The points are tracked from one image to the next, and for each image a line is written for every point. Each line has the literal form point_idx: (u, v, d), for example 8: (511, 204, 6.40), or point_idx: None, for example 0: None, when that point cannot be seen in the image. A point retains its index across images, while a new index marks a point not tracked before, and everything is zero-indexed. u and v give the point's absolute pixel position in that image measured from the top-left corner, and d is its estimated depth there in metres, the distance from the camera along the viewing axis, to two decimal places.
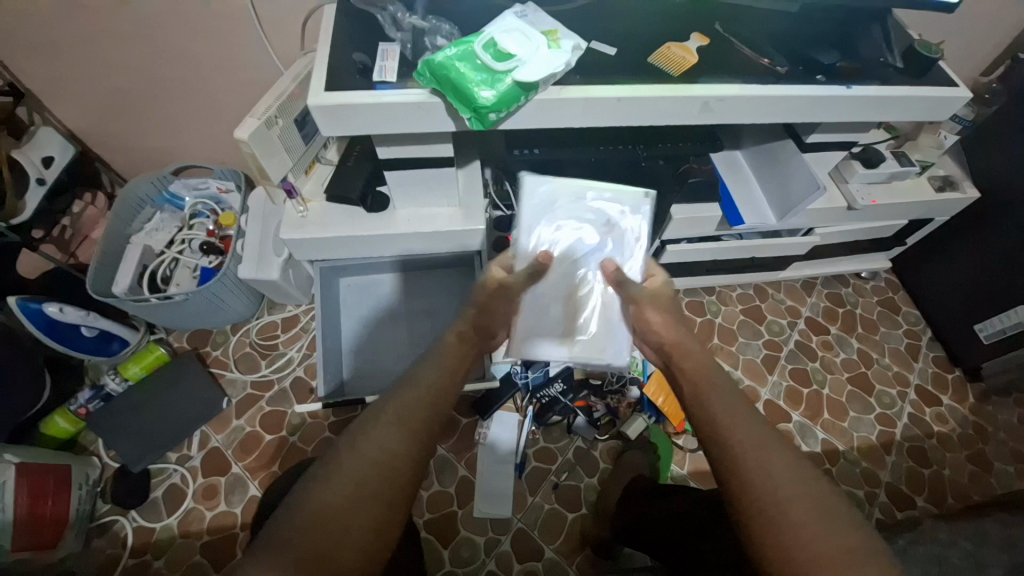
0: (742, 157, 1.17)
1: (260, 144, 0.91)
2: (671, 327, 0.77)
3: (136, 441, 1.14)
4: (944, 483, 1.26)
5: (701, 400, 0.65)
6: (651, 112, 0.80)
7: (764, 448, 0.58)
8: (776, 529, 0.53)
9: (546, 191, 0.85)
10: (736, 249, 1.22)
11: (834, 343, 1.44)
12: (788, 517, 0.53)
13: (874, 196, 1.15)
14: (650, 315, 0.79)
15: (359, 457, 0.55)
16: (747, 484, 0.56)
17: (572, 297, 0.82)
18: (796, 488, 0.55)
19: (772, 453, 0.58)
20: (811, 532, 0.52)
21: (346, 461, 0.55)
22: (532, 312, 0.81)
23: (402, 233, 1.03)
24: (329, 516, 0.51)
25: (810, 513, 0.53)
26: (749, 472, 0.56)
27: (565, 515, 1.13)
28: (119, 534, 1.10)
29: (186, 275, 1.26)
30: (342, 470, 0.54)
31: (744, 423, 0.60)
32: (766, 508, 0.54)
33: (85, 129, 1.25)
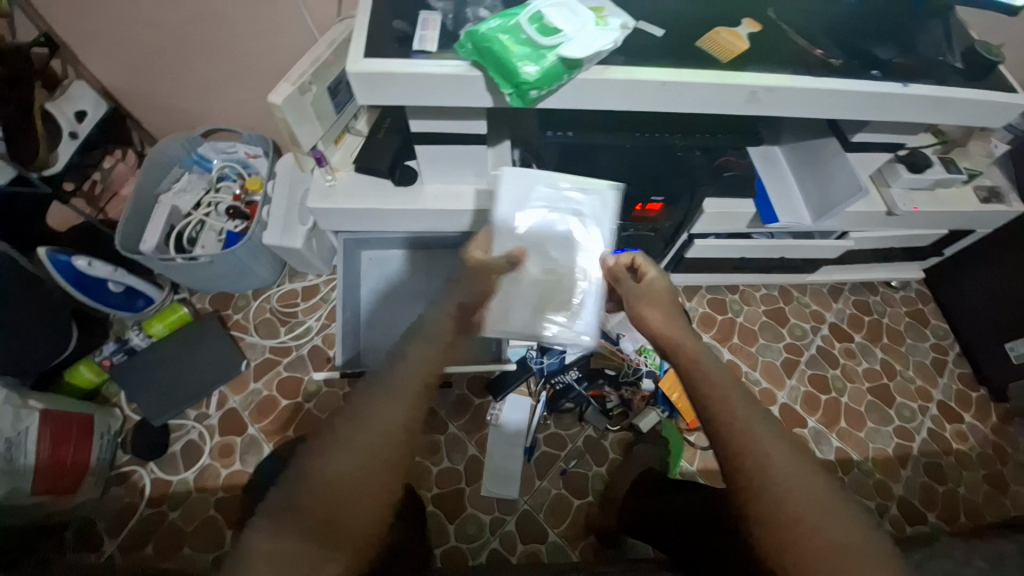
0: (781, 153, 1.13)
1: (293, 110, 0.90)
2: (671, 323, 0.73)
3: (157, 396, 1.18)
4: (956, 501, 1.24)
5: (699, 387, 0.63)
6: (697, 98, 0.77)
7: (763, 436, 0.57)
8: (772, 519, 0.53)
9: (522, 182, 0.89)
10: (766, 248, 1.19)
11: (857, 352, 1.41)
12: (787, 506, 0.53)
13: (915, 202, 1.11)
14: (654, 306, 0.76)
15: (365, 431, 0.55)
16: (745, 471, 0.55)
17: (545, 285, 0.92)
18: (794, 478, 0.54)
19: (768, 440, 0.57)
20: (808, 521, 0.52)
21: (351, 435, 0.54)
22: (506, 296, 0.90)
23: (429, 209, 1.02)
24: (338, 486, 0.52)
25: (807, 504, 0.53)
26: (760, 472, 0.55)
27: (571, 501, 1.14)
28: (137, 485, 1.13)
29: (211, 238, 1.26)
30: (348, 443, 0.54)
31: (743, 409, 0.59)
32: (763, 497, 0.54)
33: (119, 86, 1.25)
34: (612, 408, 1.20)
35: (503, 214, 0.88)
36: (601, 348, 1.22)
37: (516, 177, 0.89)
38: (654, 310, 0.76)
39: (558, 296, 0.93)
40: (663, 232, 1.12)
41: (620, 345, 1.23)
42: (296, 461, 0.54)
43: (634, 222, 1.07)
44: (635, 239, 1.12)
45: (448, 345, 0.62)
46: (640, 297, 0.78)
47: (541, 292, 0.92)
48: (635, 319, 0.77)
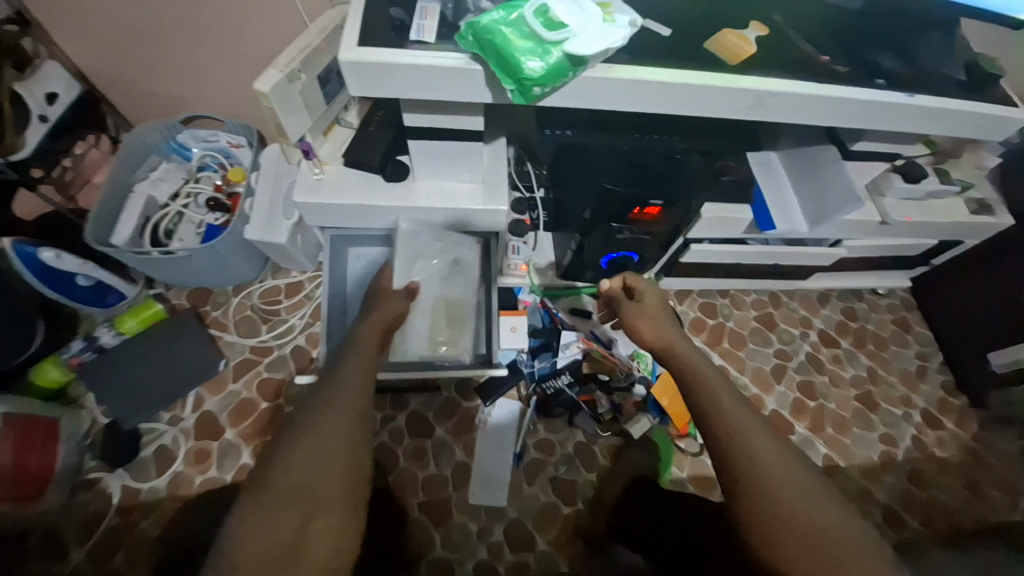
0: (777, 159, 1.11)
1: (280, 100, 0.85)
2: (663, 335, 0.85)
3: (127, 398, 1.13)
4: (936, 506, 1.25)
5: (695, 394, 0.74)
6: (702, 102, 0.75)
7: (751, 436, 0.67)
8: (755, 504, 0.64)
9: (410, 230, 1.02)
10: (759, 254, 1.18)
11: (844, 358, 1.40)
12: (772, 493, 0.64)
13: (909, 213, 1.12)
14: (646, 322, 0.88)
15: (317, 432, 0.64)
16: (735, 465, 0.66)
17: (438, 315, 0.99)
18: (779, 469, 0.65)
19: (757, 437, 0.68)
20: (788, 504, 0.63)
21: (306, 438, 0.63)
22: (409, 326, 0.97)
23: (421, 207, 0.99)
24: (299, 469, 0.61)
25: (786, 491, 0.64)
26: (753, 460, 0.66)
27: (560, 508, 1.11)
28: (105, 491, 1.08)
29: (190, 230, 1.20)
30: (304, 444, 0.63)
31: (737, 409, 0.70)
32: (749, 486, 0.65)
33: (93, 68, 1.18)
34: (603, 414, 1.17)
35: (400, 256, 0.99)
36: (592, 353, 1.19)
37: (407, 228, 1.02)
38: (649, 326, 0.87)
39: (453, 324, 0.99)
40: (660, 234, 1.07)
41: (613, 349, 1.20)
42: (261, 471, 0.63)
43: (630, 223, 1.03)
44: (630, 242, 1.09)
45: (378, 354, 0.76)
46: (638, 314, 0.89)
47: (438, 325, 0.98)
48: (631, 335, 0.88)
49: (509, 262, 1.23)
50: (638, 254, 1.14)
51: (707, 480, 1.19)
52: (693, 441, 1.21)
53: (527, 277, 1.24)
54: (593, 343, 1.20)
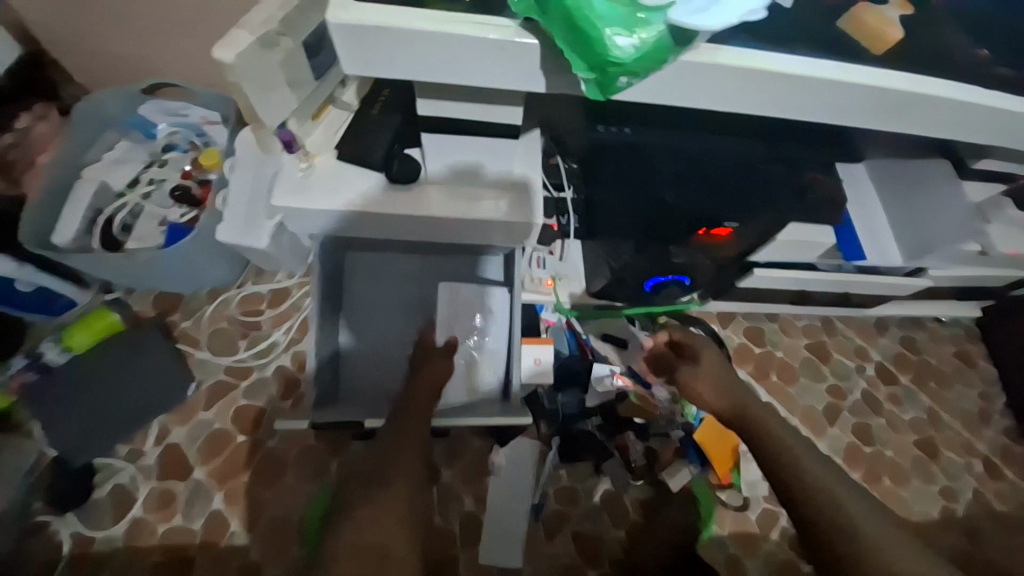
0: (868, 175, 0.91)
1: (252, 75, 0.63)
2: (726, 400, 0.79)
3: (75, 429, 0.94)
4: (998, 572, 1.12)
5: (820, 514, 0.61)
6: (834, 109, 0.55)
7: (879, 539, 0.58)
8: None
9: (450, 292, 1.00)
10: (831, 283, 0.98)
11: (902, 397, 1.26)
12: None
13: (1016, 245, 0.91)
14: (705, 386, 0.82)
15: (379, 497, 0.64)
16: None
17: (474, 369, 0.97)
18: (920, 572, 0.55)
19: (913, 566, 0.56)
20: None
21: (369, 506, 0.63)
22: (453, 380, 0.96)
23: (434, 218, 0.78)
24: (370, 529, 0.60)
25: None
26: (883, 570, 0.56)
27: (585, 570, 0.97)
28: (53, 539, 0.91)
29: (152, 227, 0.99)
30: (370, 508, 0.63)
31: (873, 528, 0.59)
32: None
33: (29, 22, 0.95)
34: (635, 462, 1.02)
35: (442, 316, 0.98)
36: (629, 392, 1.01)
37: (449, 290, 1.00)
38: (709, 386, 0.82)
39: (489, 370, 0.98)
40: (722, 258, 0.89)
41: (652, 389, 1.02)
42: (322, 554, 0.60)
43: (690, 245, 0.85)
44: (686, 266, 0.91)
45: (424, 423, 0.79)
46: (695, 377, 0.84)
47: (470, 367, 0.97)
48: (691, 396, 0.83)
49: (531, 275, 1.03)
50: (691, 278, 0.95)
51: (750, 539, 1.03)
52: (737, 494, 1.04)
53: (554, 294, 1.03)
54: (630, 380, 1.02)
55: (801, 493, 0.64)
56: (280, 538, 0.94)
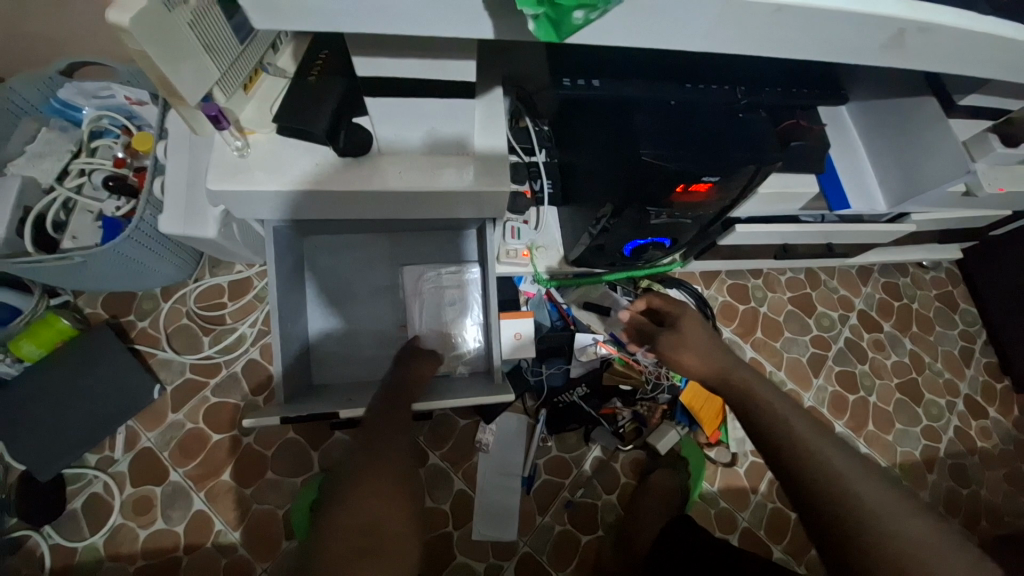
0: (850, 116, 0.89)
1: (155, 39, 0.53)
2: (710, 362, 0.69)
3: (33, 443, 0.88)
4: (980, 505, 1.16)
5: (815, 489, 0.52)
6: (824, 42, 0.49)
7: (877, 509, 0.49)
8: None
9: (418, 276, 1.00)
10: (814, 234, 0.95)
11: (886, 343, 1.26)
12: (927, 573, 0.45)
13: (1001, 182, 0.87)
14: (683, 354, 0.72)
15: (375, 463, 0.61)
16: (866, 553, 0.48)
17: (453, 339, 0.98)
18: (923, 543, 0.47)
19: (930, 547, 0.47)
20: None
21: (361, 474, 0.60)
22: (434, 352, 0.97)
23: (391, 192, 0.71)
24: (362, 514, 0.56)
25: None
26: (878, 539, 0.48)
27: (579, 537, 0.97)
28: (35, 552, 0.88)
29: (85, 223, 0.91)
30: (364, 473, 0.60)
31: (878, 500, 0.50)
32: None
33: None
34: (623, 427, 1.01)
35: (416, 297, 1.00)
36: (613, 359, 1.00)
37: (412, 274, 1.01)
38: (694, 353, 0.72)
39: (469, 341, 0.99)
40: (704, 216, 0.85)
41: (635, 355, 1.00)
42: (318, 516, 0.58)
43: (670, 206, 0.78)
44: (665, 228, 0.86)
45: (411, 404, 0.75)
46: (674, 341, 0.74)
47: (446, 339, 0.98)
48: (675, 367, 0.73)
49: (507, 247, 0.98)
50: (671, 240, 0.92)
51: (739, 492, 1.05)
52: (725, 450, 1.05)
53: (532, 264, 0.99)
54: (613, 348, 1.00)
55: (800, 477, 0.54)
56: (269, 533, 0.92)
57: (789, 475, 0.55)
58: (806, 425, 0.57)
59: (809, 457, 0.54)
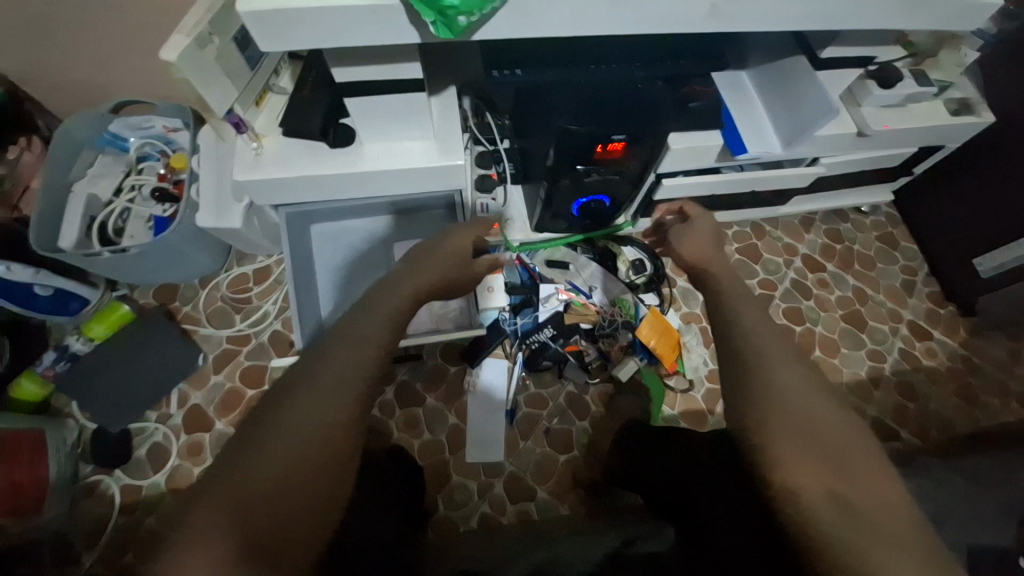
0: (748, 78, 1.06)
1: (194, 70, 0.76)
2: (702, 250, 0.81)
3: (109, 404, 1.10)
4: (928, 415, 1.28)
5: (747, 364, 0.58)
6: (659, 21, 0.69)
7: (796, 403, 0.54)
8: (840, 514, 0.48)
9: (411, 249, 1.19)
10: (735, 182, 1.13)
11: (830, 281, 1.41)
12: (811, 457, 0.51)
13: (886, 121, 1.04)
14: (686, 241, 0.84)
15: (284, 454, 0.53)
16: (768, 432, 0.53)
17: (439, 317, 1.17)
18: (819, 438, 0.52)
19: (829, 422, 0.54)
20: (879, 522, 0.47)
21: (269, 464, 0.53)
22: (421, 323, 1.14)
23: (373, 172, 0.92)
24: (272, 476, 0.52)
25: (869, 496, 0.49)
26: (787, 425, 0.53)
27: (557, 457, 1.14)
28: (107, 494, 1.08)
29: (139, 226, 1.14)
30: (274, 463, 0.53)
31: (792, 390, 0.55)
32: (821, 495, 0.49)
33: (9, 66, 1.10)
34: (590, 363, 1.19)
35: None
36: (573, 303, 1.20)
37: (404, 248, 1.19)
38: (691, 243, 0.84)
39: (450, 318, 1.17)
40: (631, 172, 1.02)
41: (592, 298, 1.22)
42: (220, 457, 0.54)
43: (595, 164, 0.97)
44: (600, 185, 1.04)
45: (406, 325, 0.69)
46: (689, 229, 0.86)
47: (434, 315, 1.16)
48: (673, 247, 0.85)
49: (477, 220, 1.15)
50: (610, 197, 1.09)
51: (698, 414, 1.20)
52: (682, 378, 1.22)
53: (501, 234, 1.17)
54: (572, 294, 1.21)
55: (744, 350, 0.60)
56: None
57: (745, 355, 0.59)
58: (764, 335, 0.61)
59: (761, 354, 0.59)
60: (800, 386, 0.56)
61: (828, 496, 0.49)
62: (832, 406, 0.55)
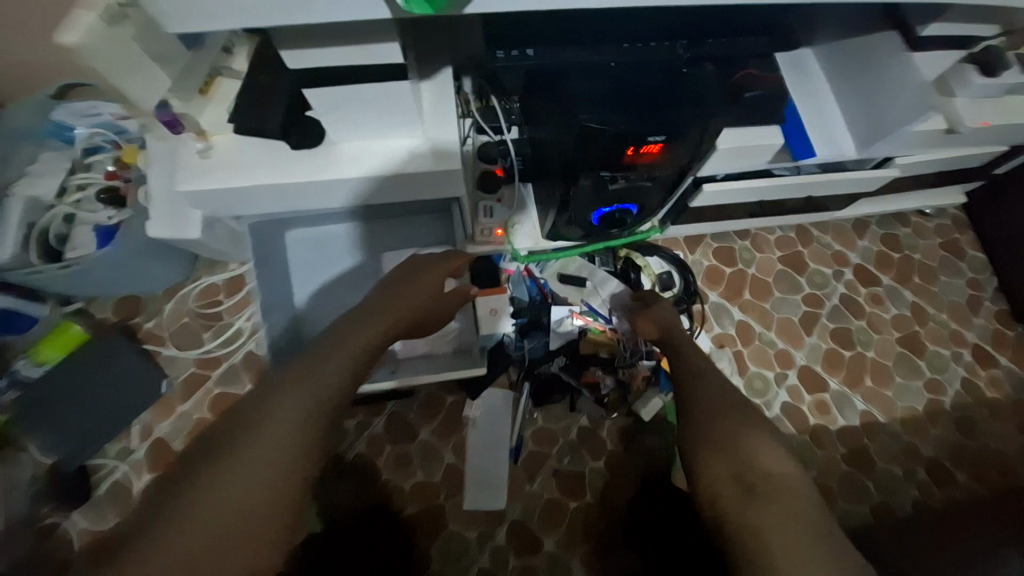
0: (813, 58, 0.86)
1: (103, 57, 0.59)
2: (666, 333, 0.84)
3: (65, 434, 0.97)
4: (990, 457, 1.12)
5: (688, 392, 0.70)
6: None
7: (720, 409, 0.65)
8: (749, 502, 0.54)
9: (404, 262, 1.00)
10: (794, 187, 0.92)
11: (884, 297, 1.22)
12: (736, 445, 0.59)
13: (985, 116, 0.82)
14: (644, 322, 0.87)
15: (279, 435, 0.54)
16: (696, 431, 0.63)
17: (438, 341, 1.02)
18: (737, 427, 0.62)
19: (739, 420, 0.63)
20: (785, 501, 0.53)
21: (262, 449, 0.53)
22: (414, 346, 1.01)
23: (346, 179, 0.74)
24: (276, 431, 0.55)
25: (768, 477, 0.56)
26: (713, 424, 0.63)
27: (567, 504, 1.00)
28: (66, 537, 0.98)
29: (85, 234, 0.97)
30: (272, 421, 0.55)
31: (716, 403, 0.66)
32: (730, 483, 0.56)
33: None
34: (607, 396, 1.03)
35: None
36: (589, 329, 1.02)
37: None
38: (651, 323, 0.87)
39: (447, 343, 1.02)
40: (664, 176, 0.82)
41: (613, 323, 1.03)
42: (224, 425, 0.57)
43: (625, 168, 0.77)
44: (629, 192, 0.84)
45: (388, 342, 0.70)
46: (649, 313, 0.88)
47: (432, 339, 1.02)
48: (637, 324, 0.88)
49: (480, 227, 0.95)
50: (638, 206, 0.90)
51: None
52: None
53: (507, 243, 0.99)
54: (589, 318, 1.03)
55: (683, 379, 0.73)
56: None
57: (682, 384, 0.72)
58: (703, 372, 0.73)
59: (690, 383, 0.71)
60: (717, 397, 0.67)
61: (736, 486, 0.55)
62: (747, 414, 0.64)
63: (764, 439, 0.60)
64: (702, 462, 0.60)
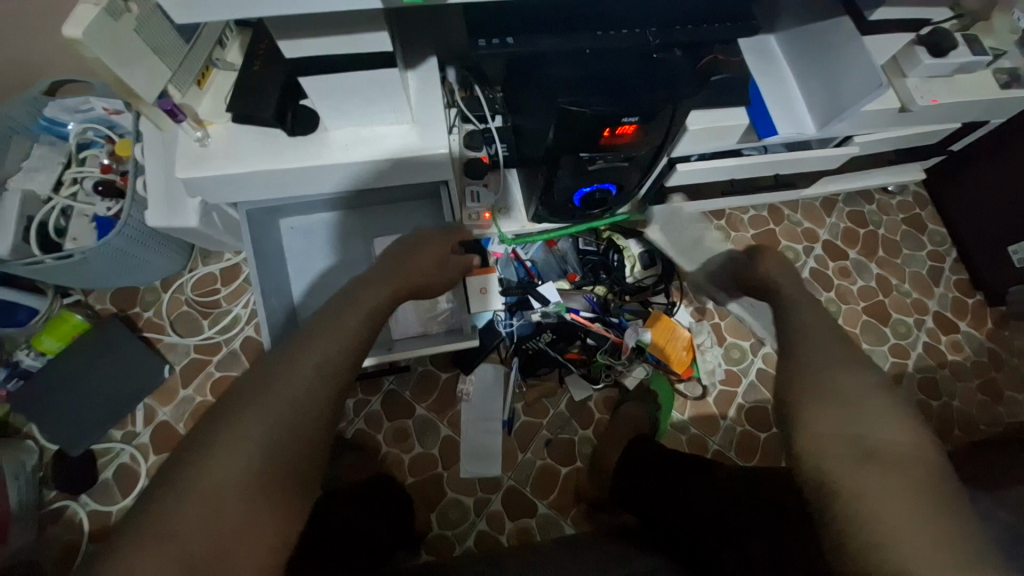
0: (775, 44, 0.93)
1: (106, 47, 0.61)
2: None
3: (68, 422, 1.00)
4: (952, 415, 1.20)
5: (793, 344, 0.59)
6: None
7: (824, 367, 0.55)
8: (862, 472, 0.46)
9: None
10: (761, 165, 0.98)
11: (852, 270, 1.30)
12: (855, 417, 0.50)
13: (935, 94, 0.89)
14: None
15: (285, 401, 0.47)
16: (804, 395, 0.53)
17: (431, 319, 1.04)
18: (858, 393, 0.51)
19: (855, 386, 0.52)
20: (908, 486, 0.45)
21: (252, 431, 0.45)
22: (408, 324, 1.04)
23: (338, 163, 0.78)
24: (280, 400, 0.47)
25: (894, 454, 0.47)
26: (824, 387, 0.53)
27: (558, 469, 1.06)
28: (74, 519, 1.00)
29: (83, 226, 1.00)
30: (280, 388, 0.47)
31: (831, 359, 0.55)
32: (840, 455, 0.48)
33: None
34: (592, 370, 1.10)
35: None
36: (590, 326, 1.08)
37: None
38: None
39: (439, 319, 1.04)
40: (641, 157, 0.88)
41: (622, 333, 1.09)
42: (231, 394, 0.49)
43: (602, 149, 0.83)
44: (607, 172, 0.90)
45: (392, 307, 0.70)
46: None
47: (425, 316, 1.04)
48: None
49: (467, 212, 1.00)
50: (617, 185, 0.96)
51: (710, 419, 1.13)
52: (696, 384, 1.14)
53: (493, 226, 1.04)
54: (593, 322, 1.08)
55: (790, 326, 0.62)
56: None
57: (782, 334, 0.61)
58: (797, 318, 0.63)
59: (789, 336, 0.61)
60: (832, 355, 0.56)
61: (848, 450, 0.48)
62: (865, 376, 0.53)
63: (883, 403, 0.51)
64: (808, 423, 0.51)
